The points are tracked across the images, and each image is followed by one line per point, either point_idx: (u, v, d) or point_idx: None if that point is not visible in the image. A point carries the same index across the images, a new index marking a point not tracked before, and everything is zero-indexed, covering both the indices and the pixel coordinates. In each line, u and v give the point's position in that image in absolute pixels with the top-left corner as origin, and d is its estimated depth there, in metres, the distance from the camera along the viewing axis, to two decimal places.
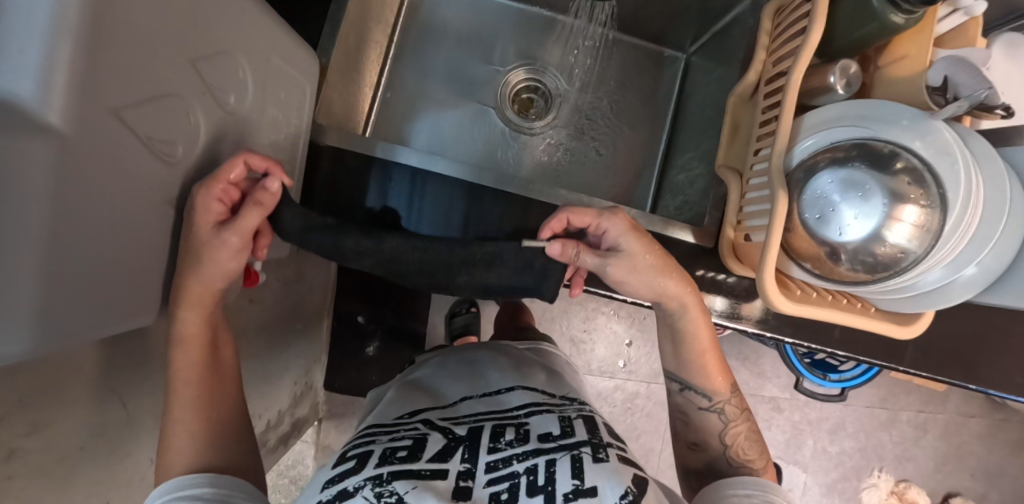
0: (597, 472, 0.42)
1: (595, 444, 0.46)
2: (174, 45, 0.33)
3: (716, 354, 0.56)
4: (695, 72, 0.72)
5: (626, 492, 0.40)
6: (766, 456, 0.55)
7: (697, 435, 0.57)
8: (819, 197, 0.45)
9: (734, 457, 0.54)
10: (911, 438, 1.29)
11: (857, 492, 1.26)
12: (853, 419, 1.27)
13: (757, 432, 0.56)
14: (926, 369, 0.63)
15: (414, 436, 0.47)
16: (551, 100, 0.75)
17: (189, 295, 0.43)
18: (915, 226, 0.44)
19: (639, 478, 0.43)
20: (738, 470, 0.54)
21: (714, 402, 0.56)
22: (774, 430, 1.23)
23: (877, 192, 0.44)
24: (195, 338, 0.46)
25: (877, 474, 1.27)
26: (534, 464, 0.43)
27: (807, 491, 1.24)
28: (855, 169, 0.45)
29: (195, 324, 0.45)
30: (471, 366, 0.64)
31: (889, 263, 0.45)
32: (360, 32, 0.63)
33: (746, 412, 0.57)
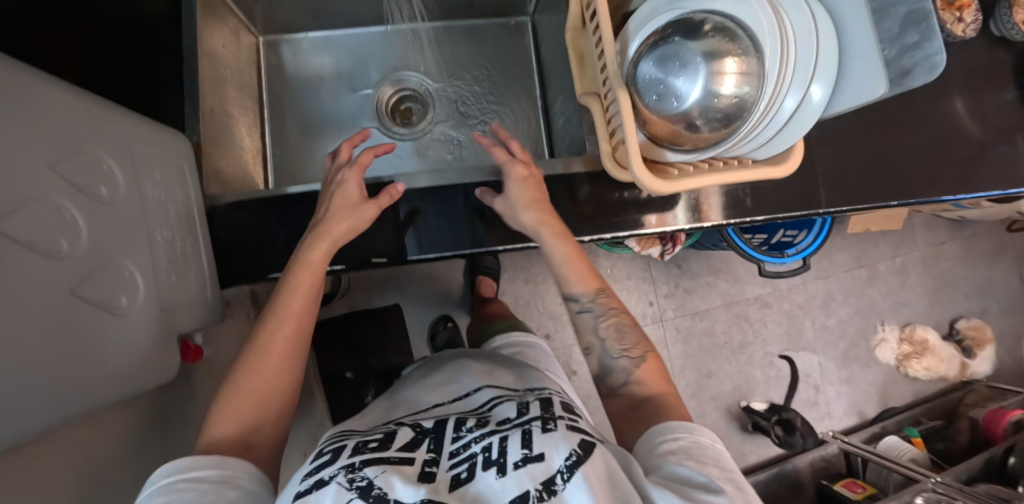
0: (542, 440, 0.43)
1: (545, 418, 0.48)
2: (28, 152, 0.36)
3: (582, 256, 0.61)
4: (541, 27, 0.77)
5: (571, 453, 0.42)
6: (641, 346, 0.59)
7: (585, 340, 0.61)
8: (651, 82, 0.51)
9: (615, 348, 0.59)
10: (897, 283, 1.33)
11: (872, 353, 1.29)
12: (839, 287, 1.30)
13: (631, 322, 0.61)
14: (840, 203, 0.70)
15: (385, 431, 0.49)
16: (426, 101, 0.78)
17: (327, 231, 0.53)
18: (738, 73, 0.48)
19: (586, 441, 0.44)
20: (620, 361, 0.58)
21: (587, 302, 0.61)
22: (772, 326, 1.26)
23: (692, 56, 0.48)
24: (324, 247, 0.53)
25: (883, 328, 1.30)
26: (488, 442, 0.44)
27: (826, 370, 1.27)
28: (671, 45, 0.50)
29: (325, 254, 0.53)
30: (444, 373, 0.65)
31: (733, 114, 0.49)
32: (223, 104, 0.67)
33: (618, 308, 0.61)
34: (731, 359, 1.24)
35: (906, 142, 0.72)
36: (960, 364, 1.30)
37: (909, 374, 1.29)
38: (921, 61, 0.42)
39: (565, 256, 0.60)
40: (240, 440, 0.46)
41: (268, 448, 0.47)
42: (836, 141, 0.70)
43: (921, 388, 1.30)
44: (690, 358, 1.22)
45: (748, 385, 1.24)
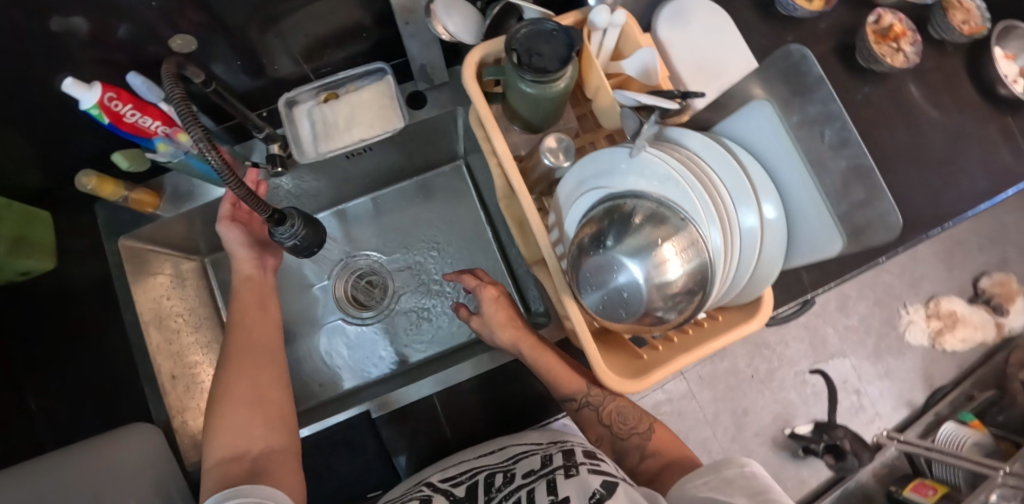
0: (564, 486, 0.49)
1: (567, 466, 0.53)
2: None
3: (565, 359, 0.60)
4: (476, 168, 0.75)
5: (594, 495, 0.47)
6: (645, 419, 0.60)
7: (591, 431, 0.61)
8: (604, 293, 0.44)
9: (620, 430, 0.60)
10: (908, 261, 1.28)
11: (903, 339, 1.25)
12: (850, 284, 1.26)
13: (627, 400, 0.61)
14: (827, 281, 0.64)
15: (421, 497, 0.55)
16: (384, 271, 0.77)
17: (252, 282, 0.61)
18: (683, 256, 0.43)
19: (609, 482, 0.49)
20: (630, 441, 0.59)
21: (582, 400, 0.59)
22: (794, 343, 1.23)
23: (621, 256, 0.44)
24: (253, 284, 0.62)
25: (906, 311, 1.26)
26: (517, 498, 0.51)
27: (862, 371, 1.24)
28: (607, 240, 0.44)
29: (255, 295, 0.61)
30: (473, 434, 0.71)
31: (692, 294, 0.44)
32: (184, 360, 0.66)
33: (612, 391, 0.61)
34: (761, 391, 1.21)
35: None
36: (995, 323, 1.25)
37: (948, 348, 1.24)
38: (876, 220, 0.40)
39: (551, 367, 0.59)
40: (239, 455, 0.48)
41: (267, 451, 0.49)
42: None
43: (965, 359, 1.25)
44: (721, 402, 1.20)
45: (786, 411, 1.21)
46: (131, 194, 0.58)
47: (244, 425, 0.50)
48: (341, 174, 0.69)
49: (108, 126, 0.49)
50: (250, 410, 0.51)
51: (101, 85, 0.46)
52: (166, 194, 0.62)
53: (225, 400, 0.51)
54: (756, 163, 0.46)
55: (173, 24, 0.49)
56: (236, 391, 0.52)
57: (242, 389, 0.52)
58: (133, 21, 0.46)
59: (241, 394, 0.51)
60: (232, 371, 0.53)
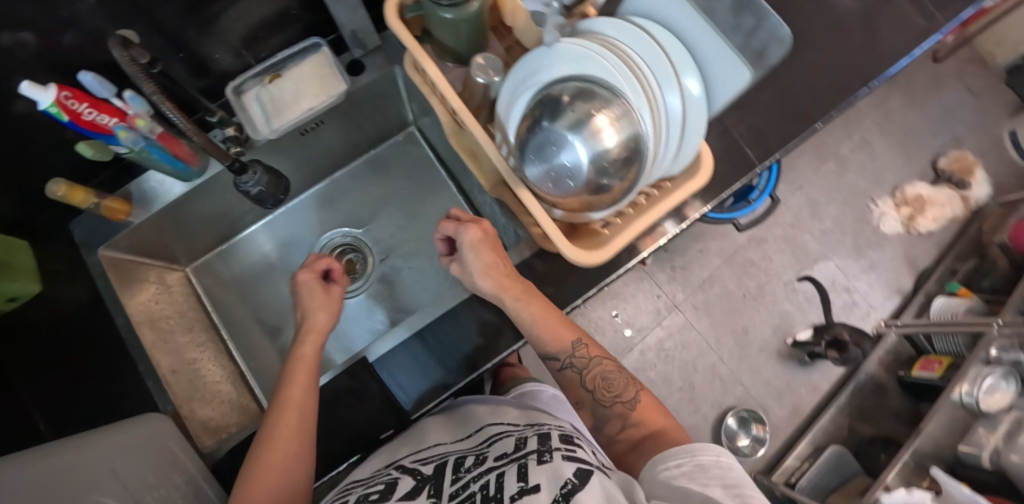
0: (537, 473, 0.51)
1: (541, 452, 0.56)
2: None
3: (552, 311, 0.61)
4: (428, 129, 0.78)
5: (566, 483, 0.48)
6: (632, 385, 0.61)
7: (574, 394, 0.64)
8: (549, 173, 0.49)
9: (604, 396, 0.61)
10: (866, 157, 1.33)
11: (878, 231, 1.29)
12: (817, 189, 1.30)
13: (613, 364, 0.62)
14: (772, 152, 0.70)
15: (386, 481, 0.59)
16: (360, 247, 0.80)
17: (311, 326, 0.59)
18: (613, 124, 0.47)
19: (583, 470, 0.51)
20: (613, 409, 0.60)
21: (564, 361, 0.62)
22: (777, 256, 1.27)
23: (559, 135, 0.48)
24: (307, 366, 0.57)
25: (875, 204, 1.30)
26: (485, 481, 0.53)
27: (846, 269, 1.28)
28: (544, 127, 0.49)
29: (317, 345, 0.58)
30: (456, 411, 0.77)
31: (633, 159, 0.47)
32: (182, 357, 0.67)
33: (602, 355, 0.63)
34: (756, 308, 1.24)
35: (798, 67, 0.74)
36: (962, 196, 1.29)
37: (924, 229, 1.28)
38: (769, 39, 0.47)
39: (536, 315, 0.59)
40: None
41: None
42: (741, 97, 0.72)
43: (941, 238, 1.29)
44: (720, 327, 1.23)
45: (783, 322, 1.24)
46: (103, 201, 0.60)
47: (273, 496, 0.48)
48: (301, 154, 0.72)
49: (67, 125, 0.50)
50: (284, 477, 0.49)
51: (56, 86, 0.47)
52: (135, 201, 0.65)
53: (262, 458, 0.49)
54: (666, 32, 0.50)
55: (115, 24, 0.52)
56: (269, 447, 0.50)
57: (277, 442, 0.50)
58: (76, 24, 0.49)
59: (280, 456, 0.49)
60: (277, 430, 0.50)
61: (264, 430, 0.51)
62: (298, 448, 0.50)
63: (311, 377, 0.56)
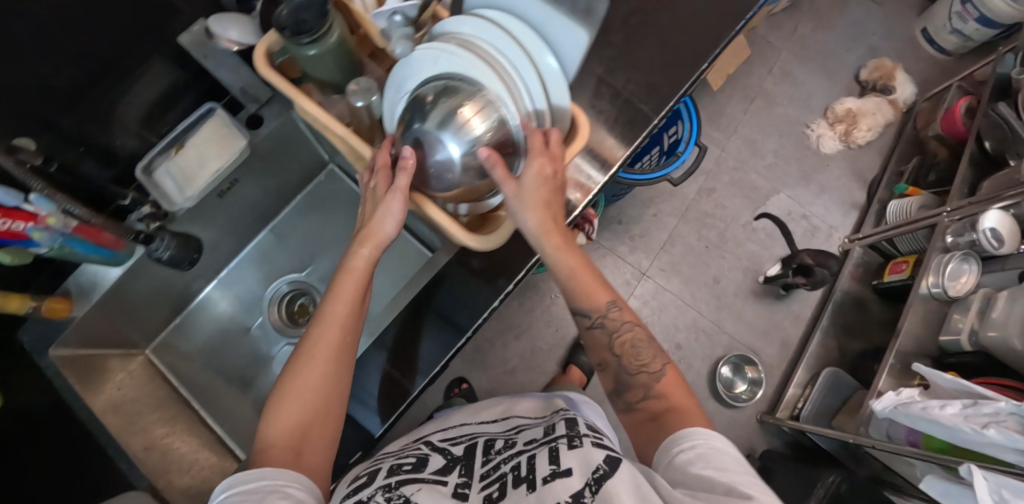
0: (568, 457, 0.57)
1: (572, 438, 0.62)
2: None
3: (588, 270, 0.64)
4: (344, 161, 0.81)
5: (598, 467, 0.54)
6: (662, 360, 0.64)
7: (599, 356, 0.67)
8: (434, 167, 0.52)
9: (632, 364, 0.64)
10: (791, 87, 1.36)
11: (819, 153, 1.32)
12: (752, 128, 1.33)
13: (643, 335, 0.65)
14: (668, 101, 0.73)
15: (417, 457, 0.67)
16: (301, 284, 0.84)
17: (368, 236, 0.53)
18: (479, 113, 0.50)
19: (612, 456, 0.56)
20: (637, 376, 0.64)
21: (596, 319, 0.65)
22: (730, 201, 1.29)
23: (433, 132, 0.50)
24: (358, 278, 0.53)
25: (811, 128, 1.33)
26: (517, 464, 0.60)
27: (799, 196, 1.30)
28: (417, 128, 0.51)
29: (368, 262, 0.54)
30: (484, 407, 0.86)
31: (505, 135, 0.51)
32: (152, 434, 0.68)
33: (632, 322, 0.66)
34: (722, 256, 1.26)
35: (674, 17, 0.77)
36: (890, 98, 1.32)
37: (865, 137, 1.30)
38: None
39: (573, 267, 0.62)
40: (293, 445, 0.49)
41: (324, 437, 0.51)
42: (628, 58, 0.74)
43: (880, 144, 1.32)
44: (692, 282, 1.24)
45: (751, 263, 1.26)
46: (41, 303, 0.61)
47: (313, 402, 0.50)
48: (226, 217, 0.75)
49: None
50: (323, 384, 0.51)
51: None
52: (74, 295, 0.66)
53: (302, 363, 0.51)
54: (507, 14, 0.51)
55: None
56: (310, 359, 0.51)
57: (321, 354, 0.51)
58: None
59: (319, 370, 0.51)
60: (319, 332, 0.52)
61: (309, 329, 0.53)
62: (337, 364, 0.52)
63: (359, 292, 0.53)
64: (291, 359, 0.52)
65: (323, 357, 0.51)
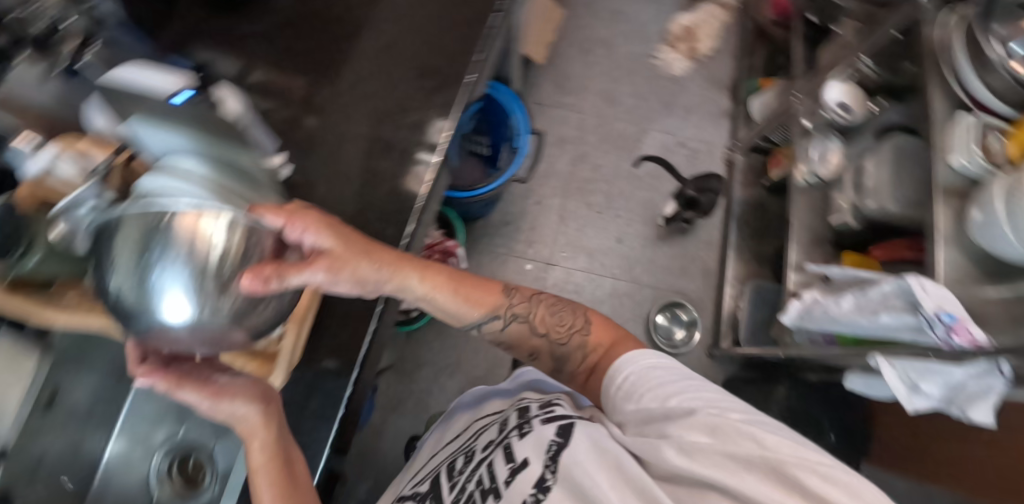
0: (523, 448, 0.56)
1: (521, 425, 0.60)
2: None
3: (462, 279, 0.58)
4: None
5: (552, 446, 0.53)
6: (581, 316, 0.62)
7: (526, 351, 0.63)
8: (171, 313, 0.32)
9: (560, 333, 0.61)
10: (623, 23, 1.33)
11: (673, 78, 1.30)
12: (601, 78, 1.29)
13: (553, 301, 0.62)
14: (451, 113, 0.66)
15: None
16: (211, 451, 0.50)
17: (246, 430, 0.40)
18: (205, 218, 0.32)
19: (563, 427, 0.55)
20: (573, 345, 0.61)
21: (503, 318, 0.60)
22: (605, 157, 1.25)
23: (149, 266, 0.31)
24: (279, 467, 0.41)
25: (657, 56, 1.30)
26: (479, 476, 0.58)
27: (668, 126, 1.27)
28: (125, 277, 0.32)
29: (272, 444, 0.41)
30: (442, 424, 0.82)
31: (260, 230, 0.35)
32: None
33: (535, 297, 0.62)
34: (617, 214, 1.23)
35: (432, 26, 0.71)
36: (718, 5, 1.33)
37: (710, 49, 1.30)
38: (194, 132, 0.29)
39: (448, 288, 0.55)
40: None
41: None
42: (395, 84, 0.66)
43: (727, 47, 1.31)
44: (598, 249, 1.21)
45: (648, 209, 1.24)
46: None
47: None
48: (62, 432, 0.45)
49: None
50: None
51: None
52: None
53: None
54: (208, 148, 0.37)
55: None
56: None
57: None
58: None
59: None
60: None
61: None
62: None
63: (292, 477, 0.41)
64: None
65: None
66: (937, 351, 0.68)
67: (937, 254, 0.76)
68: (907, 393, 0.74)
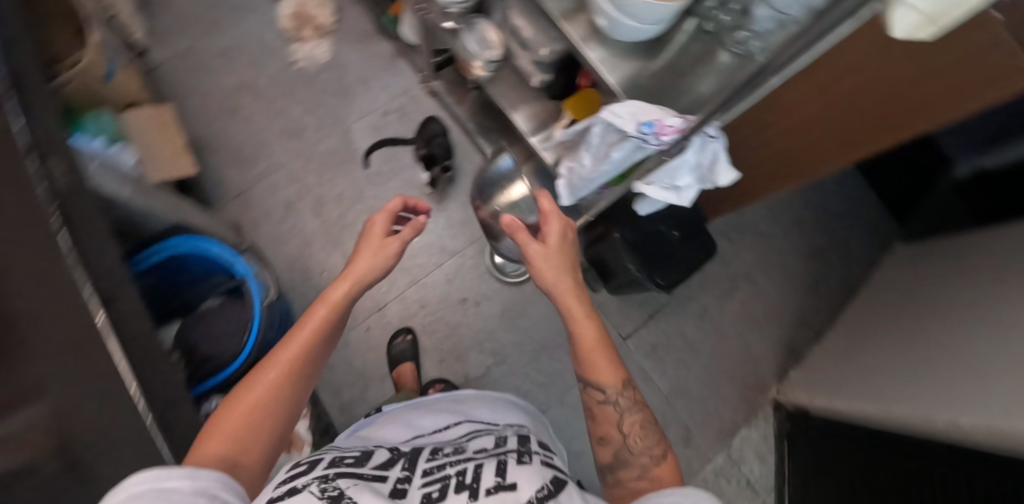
0: (516, 472, 0.44)
1: (522, 454, 0.50)
2: None
3: (605, 350, 0.60)
4: None
5: (544, 489, 0.41)
6: (660, 450, 0.55)
7: (602, 431, 0.58)
8: None
9: (635, 447, 0.55)
10: (242, 60, 1.22)
11: (327, 67, 1.22)
12: (271, 120, 1.18)
13: (650, 421, 0.58)
14: None
15: (358, 453, 0.53)
16: (195, 479, 0.37)
17: (348, 276, 0.61)
18: None
19: (557, 480, 0.44)
20: (637, 459, 0.54)
21: (609, 395, 0.58)
22: (337, 181, 1.16)
23: None
24: (309, 331, 0.56)
25: (297, 61, 1.22)
26: (463, 469, 0.47)
27: (360, 109, 1.20)
28: None
29: (330, 301, 0.59)
30: (436, 406, 0.73)
31: None
32: None
33: (643, 405, 0.59)
34: None
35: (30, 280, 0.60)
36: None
37: (334, 19, 1.23)
38: None
39: (586, 343, 0.60)
40: (229, 464, 0.45)
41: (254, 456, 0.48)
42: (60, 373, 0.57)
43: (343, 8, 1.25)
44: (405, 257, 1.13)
45: (411, 188, 1.16)
46: None
47: (254, 438, 0.48)
48: None
49: None
50: (267, 415, 0.50)
51: None
52: None
53: (236, 404, 0.49)
54: None
55: None
56: (236, 412, 0.49)
57: (246, 407, 0.50)
58: None
59: (257, 403, 0.50)
60: (251, 386, 0.51)
61: (247, 381, 0.52)
62: (274, 400, 0.51)
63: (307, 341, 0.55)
64: (212, 421, 0.49)
65: (273, 411, 0.51)
66: (665, 153, 0.70)
67: (590, 57, 0.77)
68: (672, 197, 0.75)
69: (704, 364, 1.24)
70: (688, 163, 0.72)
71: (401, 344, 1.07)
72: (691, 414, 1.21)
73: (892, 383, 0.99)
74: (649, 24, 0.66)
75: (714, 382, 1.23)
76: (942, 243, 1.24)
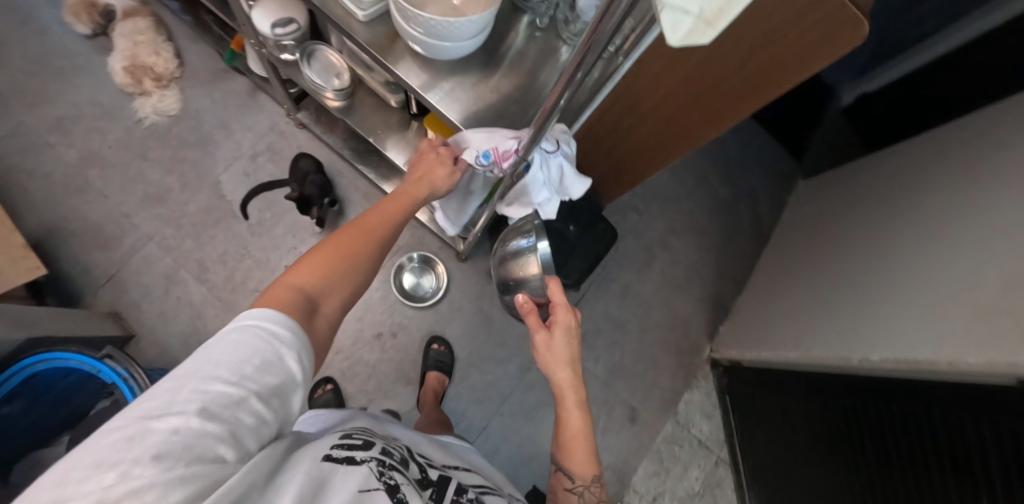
0: None
1: None
2: None
3: (586, 441, 0.55)
4: None
5: None
6: None
7: None
8: None
9: None
10: (78, 129, 1.09)
11: (179, 118, 1.11)
12: (128, 188, 1.07)
13: None
14: None
15: (400, 453, 0.46)
16: (291, 333, 0.39)
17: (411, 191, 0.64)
18: None
19: None
20: None
21: (576, 484, 0.55)
22: (216, 240, 1.07)
23: None
24: (379, 226, 0.56)
25: (143, 118, 1.11)
26: None
27: (225, 156, 1.11)
28: None
29: (396, 214, 0.59)
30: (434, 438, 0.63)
31: None
32: None
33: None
34: (285, 264, 1.07)
35: None
36: (125, 17, 1.10)
37: (174, 63, 1.12)
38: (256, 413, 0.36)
39: (568, 438, 0.55)
40: (309, 310, 0.44)
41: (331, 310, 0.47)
42: None
43: (185, 52, 1.14)
44: None
45: (300, 230, 1.09)
46: None
47: (331, 293, 0.47)
48: None
49: None
50: (341, 300, 0.48)
51: None
52: None
53: (333, 249, 0.49)
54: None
55: None
56: (346, 250, 0.50)
57: (343, 260, 0.49)
58: None
59: (338, 273, 0.48)
60: (346, 243, 0.51)
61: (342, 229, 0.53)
62: (347, 284, 0.49)
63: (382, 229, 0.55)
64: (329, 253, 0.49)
65: (343, 279, 0.49)
66: (512, 176, 0.68)
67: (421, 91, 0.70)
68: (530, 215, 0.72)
69: (637, 338, 1.25)
70: (539, 179, 0.69)
71: (323, 396, 1.01)
72: (633, 390, 1.22)
73: (807, 324, 1.04)
74: (467, 40, 0.60)
75: (650, 353, 1.24)
76: (834, 174, 1.29)
